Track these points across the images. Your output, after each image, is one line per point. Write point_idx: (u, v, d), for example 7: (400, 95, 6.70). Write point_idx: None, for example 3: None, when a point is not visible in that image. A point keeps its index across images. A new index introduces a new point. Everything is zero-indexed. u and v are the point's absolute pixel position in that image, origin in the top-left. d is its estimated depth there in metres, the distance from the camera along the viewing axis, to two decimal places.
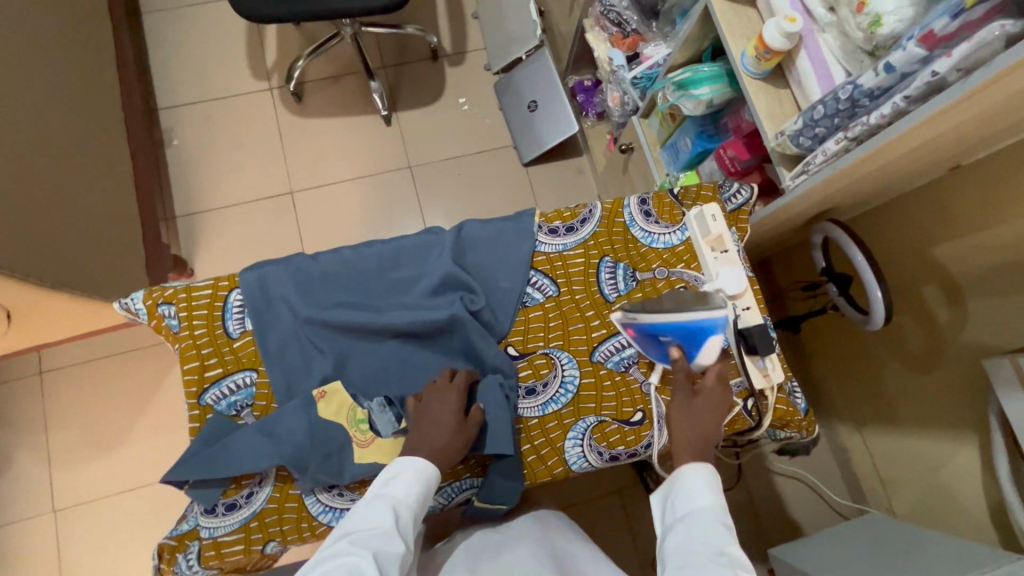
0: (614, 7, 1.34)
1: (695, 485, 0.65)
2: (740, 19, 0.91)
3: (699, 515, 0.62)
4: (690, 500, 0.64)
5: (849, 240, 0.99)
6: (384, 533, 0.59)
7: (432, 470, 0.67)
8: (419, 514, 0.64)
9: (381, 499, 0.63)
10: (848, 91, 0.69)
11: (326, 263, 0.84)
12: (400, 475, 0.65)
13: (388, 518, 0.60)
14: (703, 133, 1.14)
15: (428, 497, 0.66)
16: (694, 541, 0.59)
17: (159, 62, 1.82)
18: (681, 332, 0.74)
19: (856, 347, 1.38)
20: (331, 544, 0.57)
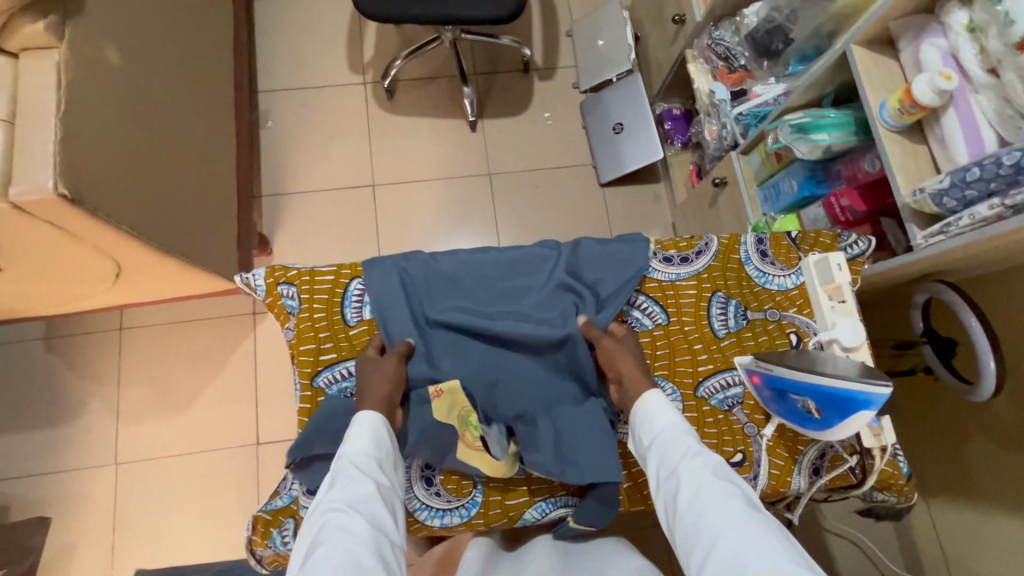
0: (723, 41, 1.34)
1: (657, 412, 0.69)
2: (879, 70, 0.90)
3: (665, 436, 0.66)
4: (654, 425, 0.68)
5: (962, 304, 0.95)
6: (354, 485, 0.61)
7: (371, 414, 0.70)
8: (382, 456, 0.67)
9: (343, 460, 0.64)
10: (1014, 157, 0.68)
11: (446, 261, 0.86)
12: (351, 435, 0.67)
13: (351, 471, 0.62)
14: (812, 177, 1.12)
15: (383, 440, 0.68)
16: (670, 458, 0.63)
17: (264, 47, 1.89)
18: (822, 395, 0.68)
19: (929, 413, 1.34)
20: (313, 511, 0.59)
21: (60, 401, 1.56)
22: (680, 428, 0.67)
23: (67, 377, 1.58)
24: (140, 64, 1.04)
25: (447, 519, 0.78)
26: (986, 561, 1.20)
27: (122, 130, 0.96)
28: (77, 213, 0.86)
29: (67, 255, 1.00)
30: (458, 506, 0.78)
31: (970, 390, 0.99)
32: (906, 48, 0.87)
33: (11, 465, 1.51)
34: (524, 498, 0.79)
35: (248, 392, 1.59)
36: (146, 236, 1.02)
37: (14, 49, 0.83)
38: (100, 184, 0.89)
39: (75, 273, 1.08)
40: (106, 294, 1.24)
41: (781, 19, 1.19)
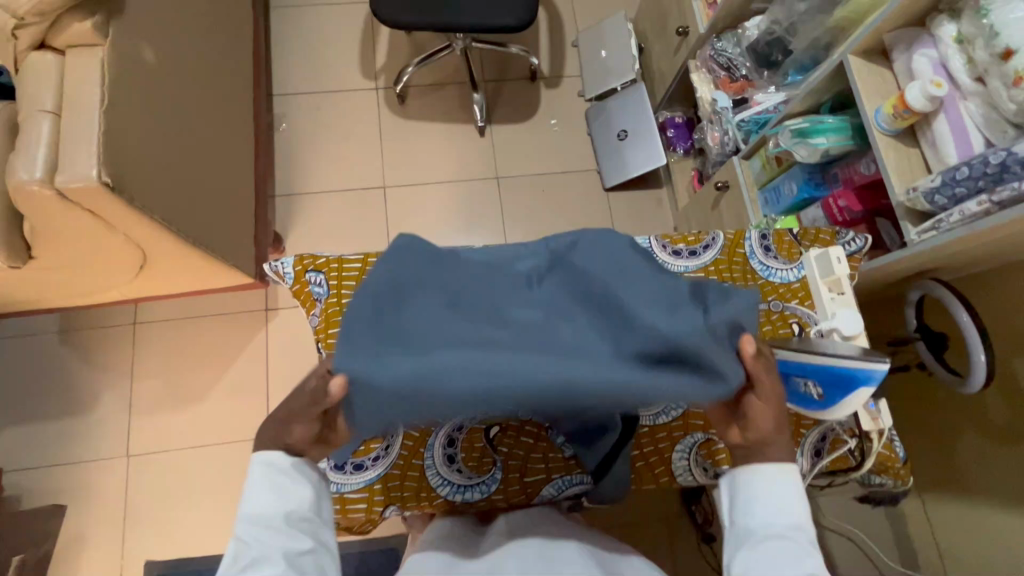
0: (725, 52, 1.41)
1: (784, 492, 0.61)
2: (874, 79, 0.96)
3: (782, 531, 0.60)
4: (772, 504, 0.61)
5: (954, 300, 1.00)
6: (256, 562, 0.57)
7: (271, 460, 0.61)
8: (289, 506, 0.61)
9: (242, 526, 0.59)
10: (1000, 157, 0.74)
11: (435, 361, 0.49)
12: (248, 491, 0.60)
13: (256, 543, 0.58)
14: (811, 179, 1.18)
15: (287, 485, 0.61)
16: (773, 561, 0.58)
17: (280, 52, 1.95)
18: (821, 374, 0.73)
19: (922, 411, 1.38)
20: None
21: (73, 393, 1.59)
22: (798, 528, 0.60)
23: (81, 369, 1.60)
24: (174, 64, 1.09)
25: (469, 494, 0.82)
26: (979, 552, 1.24)
27: (156, 125, 1.00)
28: (116, 201, 0.90)
29: (98, 243, 1.04)
30: (480, 482, 0.83)
31: (962, 383, 1.04)
32: (897, 59, 0.93)
33: (24, 455, 1.53)
34: (542, 476, 0.83)
35: (260, 387, 1.62)
36: (174, 227, 1.06)
37: (62, 46, 0.88)
38: (136, 175, 0.93)
39: (103, 261, 1.12)
40: (128, 284, 1.28)
41: (781, 32, 1.24)
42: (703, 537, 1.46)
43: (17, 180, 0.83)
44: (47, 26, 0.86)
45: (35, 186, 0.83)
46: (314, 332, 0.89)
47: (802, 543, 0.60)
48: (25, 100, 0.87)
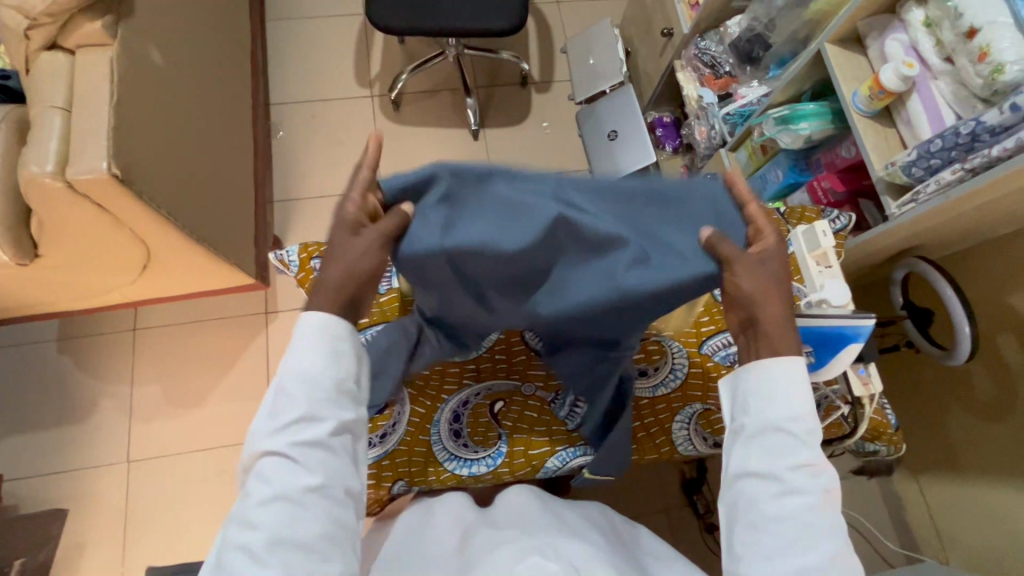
0: (709, 50, 1.46)
1: (783, 386, 0.63)
2: (850, 64, 1.02)
3: (779, 423, 0.62)
4: (772, 398, 0.63)
5: (937, 275, 1.04)
6: (302, 423, 0.61)
7: (320, 320, 0.64)
8: (338, 375, 0.64)
9: (288, 381, 0.62)
10: (969, 127, 0.78)
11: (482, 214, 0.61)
12: (300, 349, 0.63)
13: (302, 406, 0.62)
14: (796, 166, 1.24)
15: (337, 355, 0.64)
16: (768, 452, 0.62)
17: (275, 63, 1.99)
18: (817, 337, 0.76)
19: (908, 389, 1.40)
20: (261, 438, 0.62)
21: (72, 400, 1.59)
22: (798, 422, 0.62)
23: (81, 376, 1.60)
24: (179, 66, 1.13)
25: (474, 468, 0.86)
26: (973, 526, 1.26)
27: (163, 124, 1.04)
28: (125, 194, 0.93)
29: (105, 239, 1.06)
30: (485, 456, 0.87)
31: (948, 355, 1.06)
32: (873, 44, 0.99)
33: (24, 464, 1.53)
34: (546, 448, 0.87)
35: (260, 390, 1.62)
36: (179, 222, 1.08)
37: (72, 46, 0.92)
38: (143, 170, 0.96)
39: (108, 259, 1.14)
40: (132, 285, 1.29)
41: (761, 29, 1.31)
42: (705, 526, 1.47)
43: (30, 173, 0.86)
44: (59, 27, 0.89)
45: (46, 178, 0.87)
46: None
47: (800, 435, 0.62)
48: (37, 98, 0.90)
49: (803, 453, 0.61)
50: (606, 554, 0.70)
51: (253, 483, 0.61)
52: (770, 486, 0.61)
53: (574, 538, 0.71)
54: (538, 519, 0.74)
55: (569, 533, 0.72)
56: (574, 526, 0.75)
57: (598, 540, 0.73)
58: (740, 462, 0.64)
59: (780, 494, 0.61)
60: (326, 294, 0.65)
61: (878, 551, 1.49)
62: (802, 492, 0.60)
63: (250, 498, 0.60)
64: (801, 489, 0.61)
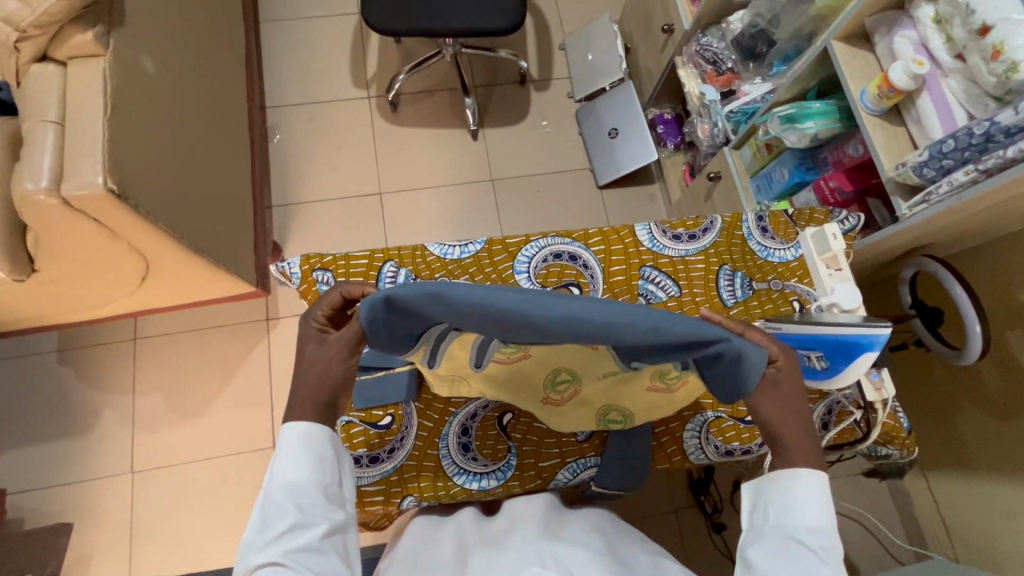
0: (710, 46, 1.42)
1: (800, 493, 0.60)
2: (858, 62, 1.00)
3: (798, 532, 0.60)
4: (794, 505, 0.61)
5: (947, 274, 1.01)
6: (294, 529, 0.59)
7: (296, 433, 0.62)
8: (325, 476, 0.63)
9: (276, 491, 0.60)
10: (983, 127, 0.77)
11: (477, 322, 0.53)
12: (285, 458, 0.61)
13: (290, 517, 0.59)
14: (802, 165, 1.21)
15: (324, 457, 0.63)
16: (783, 568, 0.58)
17: (271, 66, 1.96)
18: (831, 345, 0.76)
19: (916, 386, 1.39)
20: (249, 552, 0.59)
21: (75, 411, 1.57)
22: (816, 534, 0.59)
23: (81, 388, 1.59)
24: (171, 73, 1.10)
25: (484, 481, 0.86)
26: (982, 524, 1.25)
27: (158, 135, 1.02)
28: (121, 208, 0.91)
29: (103, 252, 1.04)
30: (494, 470, 0.87)
31: (958, 355, 1.04)
32: (881, 42, 0.97)
33: (27, 477, 1.52)
34: (556, 460, 0.88)
35: (263, 398, 1.61)
36: (177, 234, 1.07)
37: (63, 58, 0.90)
38: (140, 182, 0.94)
39: (107, 272, 1.12)
40: (131, 296, 1.28)
41: (765, 24, 1.27)
42: (713, 526, 1.46)
43: (24, 190, 0.85)
44: (50, 38, 0.88)
45: (41, 195, 0.85)
46: None
47: (819, 550, 0.59)
48: (29, 112, 0.88)
49: (824, 571, 0.58)
50: (608, 561, 0.69)
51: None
52: None
53: (576, 545, 0.70)
54: (538, 530, 0.73)
55: (571, 541, 0.71)
56: (575, 532, 0.74)
57: (601, 545, 0.72)
58: (754, 565, 0.60)
59: None
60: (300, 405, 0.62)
61: (882, 544, 1.51)
62: None
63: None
64: None
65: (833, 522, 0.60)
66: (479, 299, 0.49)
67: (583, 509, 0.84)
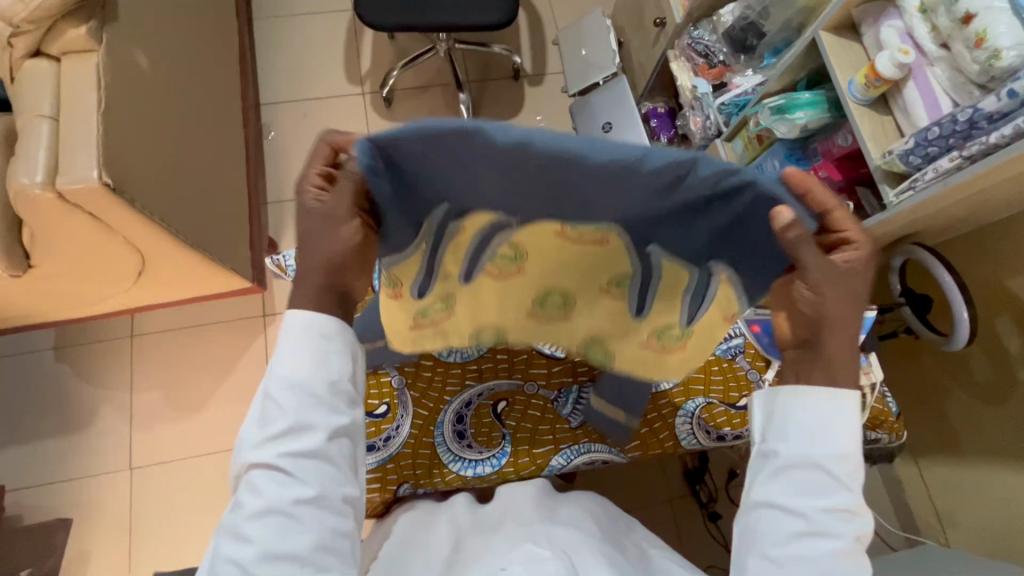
0: (702, 39, 1.43)
1: (826, 409, 0.57)
2: (846, 53, 1.01)
3: (818, 458, 0.57)
4: (816, 428, 0.57)
5: (935, 261, 1.03)
6: (292, 431, 0.58)
7: (299, 324, 0.59)
8: (330, 375, 0.60)
9: (278, 387, 0.59)
10: (967, 114, 0.79)
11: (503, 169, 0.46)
12: (289, 355, 0.59)
13: (291, 416, 0.58)
14: (792, 155, 1.23)
15: (329, 355, 0.60)
16: (797, 496, 0.57)
17: (264, 63, 1.96)
18: None
19: (906, 374, 1.40)
20: (250, 445, 0.59)
21: (72, 408, 1.58)
22: (839, 461, 0.57)
23: (78, 385, 1.59)
24: (164, 69, 1.10)
25: (479, 468, 0.87)
26: (971, 508, 1.27)
27: (153, 130, 1.02)
28: (116, 202, 0.92)
29: (99, 247, 1.05)
30: (489, 457, 0.88)
31: (945, 342, 1.05)
32: (868, 33, 0.98)
33: (25, 473, 1.52)
34: (550, 446, 0.89)
35: None
36: (173, 228, 1.07)
37: (57, 53, 0.90)
38: (135, 177, 0.95)
39: (104, 267, 1.13)
40: (128, 292, 1.29)
41: (755, 16, 1.28)
42: (708, 515, 1.47)
43: (19, 184, 0.85)
44: (43, 33, 0.88)
45: (36, 189, 0.85)
46: None
47: (837, 475, 0.57)
48: (24, 107, 0.89)
49: (840, 497, 0.56)
50: (600, 543, 0.70)
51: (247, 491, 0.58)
52: (793, 522, 0.57)
53: (568, 527, 0.72)
54: (532, 514, 0.74)
55: (565, 524, 0.73)
56: (567, 516, 0.75)
57: (593, 529, 0.74)
58: (767, 491, 0.59)
59: (804, 532, 0.56)
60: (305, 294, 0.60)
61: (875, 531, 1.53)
62: (830, 536, 0.55)
63: (242, 511, 0.57)
64: (829, 532, 0.56)
65: (855, 443, 0.58)
66: (499, 141, 0.42)
67: (573, 492, 0.84)
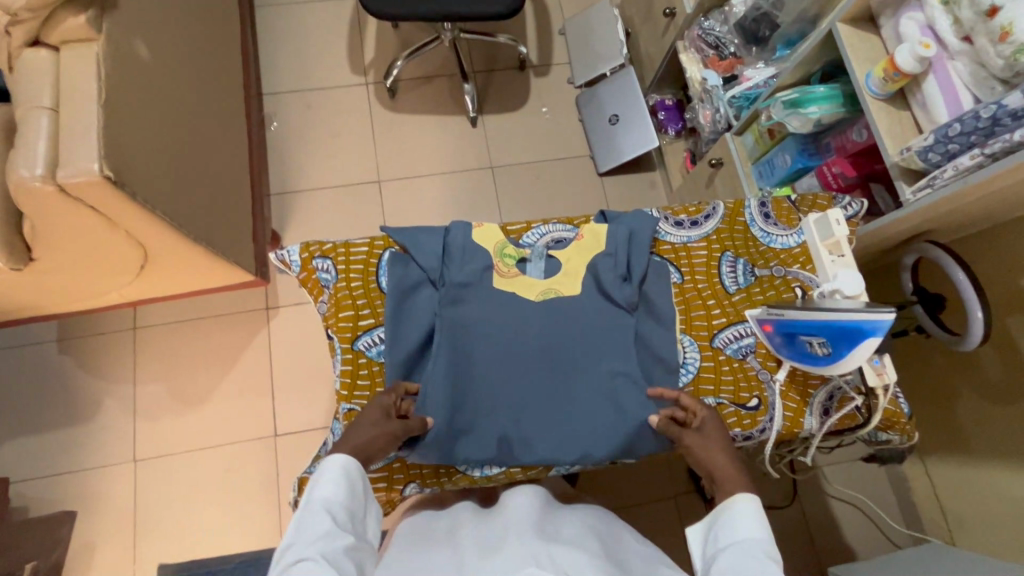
0: (713, 30, 1.41)
1: (734, 509, 0.71)
2: (863, 44, 0.99)
3: (742, 545, 0.67)
4: (733, 527, 0.70)
5: (950, 260, 1.00)
6: (328, 535, 0.65)
7: (343, 460, 0.72)
8: (353, 507, 0.71)
9: (315, 504, 0.68)
10: (990, 110, 0.76)
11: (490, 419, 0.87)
12: (327, 480, 0.70)
13: (327, 521, 0.66)
14: (804, 150, 1.20)
15: (356, 487, 0.72)
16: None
17: (267, 53, 1.93)
18: (833, 331, 0.77)
19: (915, 372, 1.39)
20: (284, 554, 0.63)
21: (75, 401, 1.57)
22: (758, 544, 0.67)
23: (81, 377, 1.59)
24: (164, 58, 1.08)
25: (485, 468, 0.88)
26: (979, 508, 1.26)
27: (154, 122, 1.01)
28: (118, 195, 0.90)
29: (100, 241, 1.04)
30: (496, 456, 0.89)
31: (958, 341, 1.04)
32: (887, 24, 0.96)
33: (30, 466, 1.52)
34: None
35: (263, 386, 1.61)
36: (175, 222, 1.06)
37: (56, 43, 0.88)
38: (137, 170, 0.94)
39: (106, 260, 1.12)
40: (130, 285, 1.28)
41: (768, 7, 1.25)
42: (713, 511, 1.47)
43: (19, 177, 0.84)
44: (41, 22, 0.86)
45: (36, 182, 0.84)
46: (324, 318, 0.94)
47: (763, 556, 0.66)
48: (22, 99, 0.87)
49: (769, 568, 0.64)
50: (606, 564, 0.70)
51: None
52: None
53: (574, 549, 0.71)
54: (534, 532, 0.73)
55: (567, 544, 0.73)
56: (571, 536, 0.75)
57: (598, 549, 0.74)
58: None
59: None
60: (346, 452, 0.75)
61: (880, 529, 1.52)
62: None
63: None
64: None
65: (768, 532, 0.68)
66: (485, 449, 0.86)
67: (581, 508, 0.87)
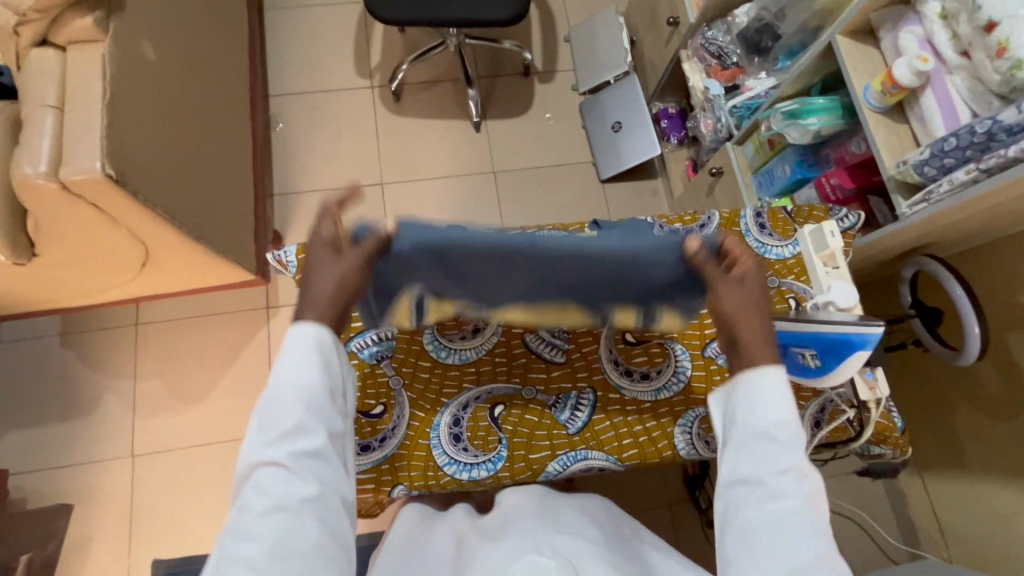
0: (715, 40, 1.40)
1: (767, 385, 0.63)
2: (862, 56, 0.99)
3: (769, 430, 0.61)
4: (760, 405, 0.62)
5: (947, 275, 1.00)
6: (294, 432, 0.60)
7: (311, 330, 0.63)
8: (331, 384, 0.65)
9: (284, 390, 0.61)
10: (986, 125, 0.77)
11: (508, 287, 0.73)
12: (296, 363, 0.62)
13: (297, 411, 0.60)
14: (804, 161, 1.20)
15: (330, 361, 0.64)
16: (753, 462, 0.61)
17: (274, 54, 1.95)
18: (824, 343, 0.77)
19: (914, 385, 1.38)
20: (250, 452, 0.60)
21: (76, 395, 1.59)
22: (789, 429, 0.61)
23: (81, 371, 1.61)
24: (169, 58, 1.09)
25: (474, 472, 0.86)
26: (976, 525, 1.24)
27: (158, 122, 1.02)
28: (120, 193, 0.91)
29: (102, 237, 1.05)
30: (484, 461, 0.87)
31: (956, 355, 1.03)
32: (886, 37, 0.96)
33: (29, 458, 1.54)
34: (546, 452, 0.88)
35: (260, 385, 1.62)
36: (176, 221, 1.07)
37: (63, 42, 0.90)
38: (139, 168, 0.95)
39: (108, 257, 1.13)
40: (132, 282, 1.29)
41: (770, 18, 1.26)
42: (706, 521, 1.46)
43: (22, 174, 0.85)
44: (49, 22, 0.88)
45: (40, 179, 0.85)
46: None
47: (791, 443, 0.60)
48: (29, 96, 0.89)
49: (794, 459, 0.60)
50: (605, 550, 0.71)
51: (250, 496, 0.58)
52: (755, 491, 0.60)
53: (574, 537, 0.72)
54: (536, 522, 0.74)
55: (567, 532, 0.73)
56: (570, 522, 0.75)
57: (597, 535, 0.74)
58: (730, 468, 0.63)
59: (767, 498, 0.59)
60: (315, 312, 0.64)
61: (876, 543, 1.51)
62: (791, 497, 0.58)
63: (247, 512, 0.57)
64: (786, 493, 0.58)
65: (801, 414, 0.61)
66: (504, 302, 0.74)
67: (579, 496, 0.85)
